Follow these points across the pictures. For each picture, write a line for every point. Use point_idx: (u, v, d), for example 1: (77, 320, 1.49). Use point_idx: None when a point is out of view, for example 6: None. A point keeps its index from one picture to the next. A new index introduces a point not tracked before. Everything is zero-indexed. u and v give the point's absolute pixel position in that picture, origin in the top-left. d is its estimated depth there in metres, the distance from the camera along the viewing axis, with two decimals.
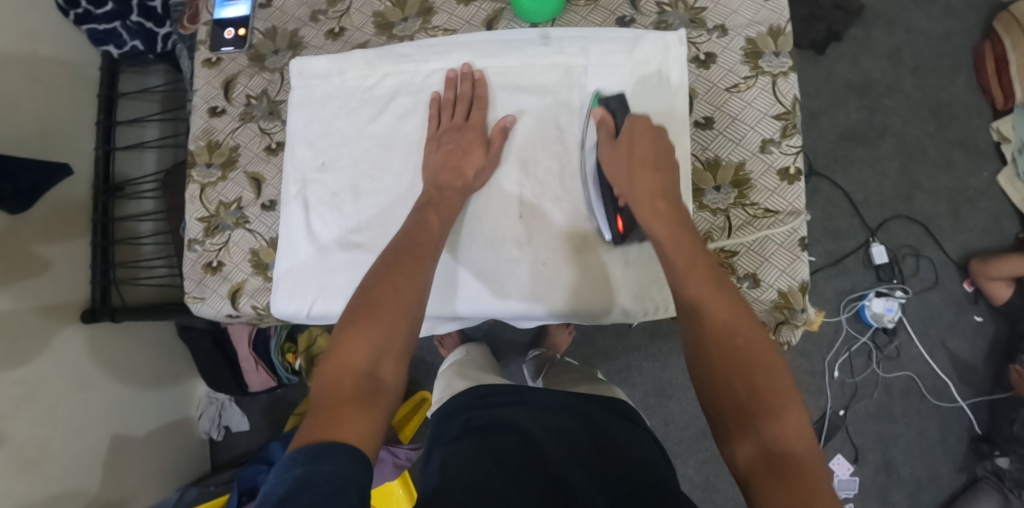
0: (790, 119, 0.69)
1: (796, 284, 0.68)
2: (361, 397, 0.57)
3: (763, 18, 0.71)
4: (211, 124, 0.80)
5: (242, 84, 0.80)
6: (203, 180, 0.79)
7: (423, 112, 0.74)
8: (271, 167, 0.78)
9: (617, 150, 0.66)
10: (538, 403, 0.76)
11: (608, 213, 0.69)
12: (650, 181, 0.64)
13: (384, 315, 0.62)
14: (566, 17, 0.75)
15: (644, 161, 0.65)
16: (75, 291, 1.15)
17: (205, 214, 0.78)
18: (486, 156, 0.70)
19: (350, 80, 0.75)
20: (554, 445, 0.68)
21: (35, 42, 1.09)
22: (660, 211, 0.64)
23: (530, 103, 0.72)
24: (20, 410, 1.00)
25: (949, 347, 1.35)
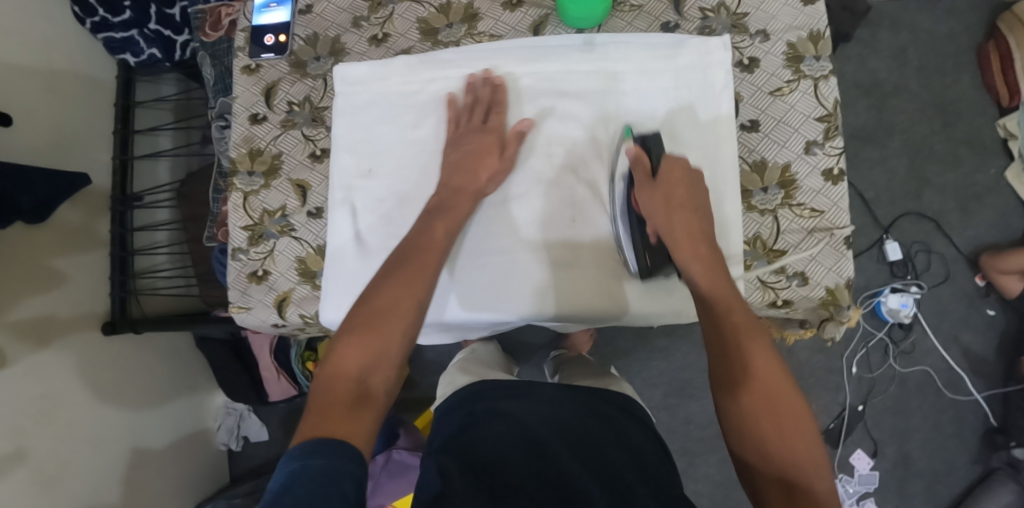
0: (833, 121, 0.69)
1: (842, 282, 0.68)
2: (352, 401, 0.57)
3: (802, 22, 0.71)
4: (252, 132, 0.78)
5: (283, 91, 0.79)
6: (246, 189, 0.78)
7: (470, 117, 0.73)
8: (317, 175, 0.77)
9: (654, 195, 0.66)
10: (536, 396, 0.80)
11: (637, 246, 0.69)
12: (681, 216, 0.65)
13: (382, 325, 0.62)
14: (610, 23, 0.74)
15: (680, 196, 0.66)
16: (93, 303, 1.13)
17: (249, 223, 0.77)
18: (500, 159, 0.70)
19: (393, 88, 0.75)
20: (552, 436, 0.71)
21: (49, 50, 1.08)
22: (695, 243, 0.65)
23: (569, 107, 0.71)
24: (40, 426, 0.99)
25: (961, 340, 1.37)
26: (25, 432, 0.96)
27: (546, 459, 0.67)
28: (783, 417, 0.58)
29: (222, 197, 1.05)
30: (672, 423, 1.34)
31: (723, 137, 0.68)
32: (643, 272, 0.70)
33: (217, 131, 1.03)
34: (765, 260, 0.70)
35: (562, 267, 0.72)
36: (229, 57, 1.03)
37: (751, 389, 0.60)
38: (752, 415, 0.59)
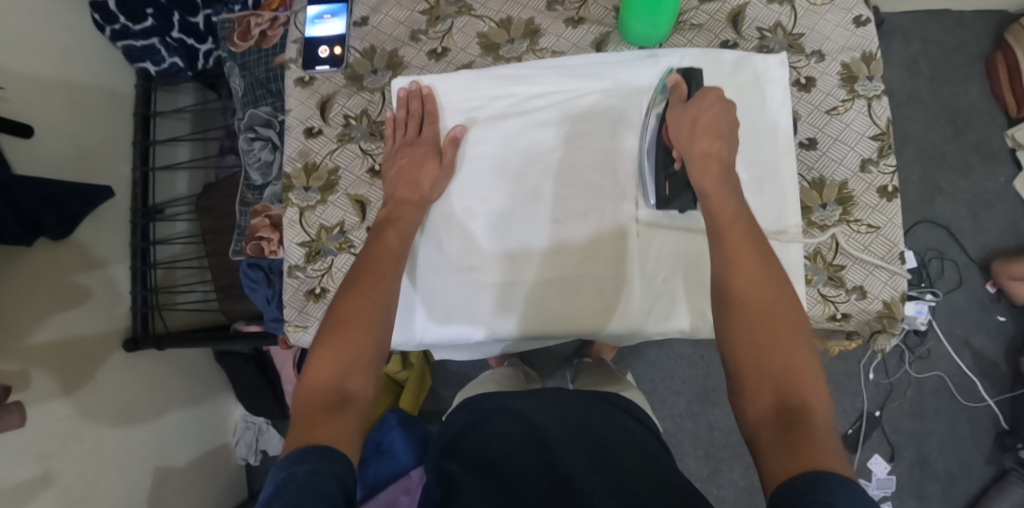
0: (887, 140, 0.71)
1: (897, 296, 0.70)
2: (331, 407, 0.57)
3: (855, 44, 0.72)
4: (307, 146, 0.77)
5: (339, 104, 0.78)
6: (302, 204, 0.76)
7: (532, 132, 0.72)
8: (376, 190, 0.76)
9: (684, 116, 0.65)
10: (544, 395, 0.82)
11: (659, 177, 0.68)
12: (709, 143, 0.64)
13: (350, 328, 0.62)
14: (672, 40, 0.74)
15: (709, 124, 0.64)
16: (116, 320, 1.12)
17: (306, 239, 0.76)
18: (440, 169, 0.72)
19: (453, 101, 0.74)
20: (557, 429, 0.74)
21: (72, 62, 1.07)
22: (712, 177, 0.63)
23: (580, 130, 0.72)
24: (66, 448, 0.98)
25: (974, 344, 1.40)
26: (50, 455, 0.95)
27: (549, 454, 0.69)
28: (774, 314, 0.57)
29: (252, 210, 1.02)
30: (696, 429, 1.35)
31: (783, 155, 0.69)
32: (661, 205, 0.69)
33: (246, 143, 1.02)
34: (824, 274, 0.71)
35: (594, 280, 0.71)
36: (259, 69, 1.02)
37: (741, 307, 0.58)
38: (745, 332, 0.57)
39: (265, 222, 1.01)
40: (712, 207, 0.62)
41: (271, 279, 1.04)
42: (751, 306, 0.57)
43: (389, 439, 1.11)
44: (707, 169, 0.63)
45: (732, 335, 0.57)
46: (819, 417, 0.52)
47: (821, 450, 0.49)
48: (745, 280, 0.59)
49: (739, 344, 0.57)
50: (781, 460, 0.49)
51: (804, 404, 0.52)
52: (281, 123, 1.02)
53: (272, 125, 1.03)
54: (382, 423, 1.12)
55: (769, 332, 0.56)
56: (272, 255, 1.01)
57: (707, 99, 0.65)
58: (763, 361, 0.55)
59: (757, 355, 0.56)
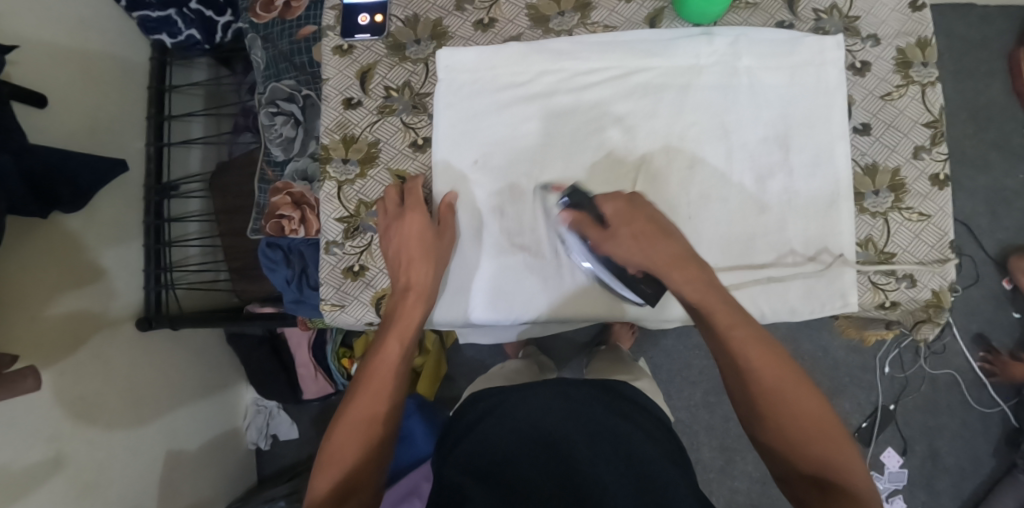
0: (939, 127, 0.70)
1: (946, 285, 0.69)
2: (339, 496, 0.60)
3: (910, 29, 0.71)
4: (346, 117, 0.75)
5: (380, 75, 0.75)
6: (341, 177, 0.75)
7: (585, 110, 0.70)
8: (418, 165, 0.74)
9: (616, 240, 0.65)
10: (551, 382, 0.79)
11: (631, 287, 0.69)
12: (663, 247, 0.64)
13: (361, 410, 0.63)
14: (726, 19, 0.71)
15: (643, 224, 0.65)
16: (129, 299, 1.09)
17: (344, 215, 0.75)
18: (439, 235, 0.70)
19: (482, 79, 0.72)
20: (574, 437, 0.70)
21: (86, 31, 1.03)
22: (688, 269, 0.63)
23: (633, 106, 0.70)
24: (78, 429, 0.96)
25: (990, 339, 1.39)
26: (62, 436, 0.93)
27: (563, 458, 0.68)
28: (785, 384, 0.59)
29: (273, 186, 0.99)
30: (711, 420, 1.35)
31: (836, 138, 0.68)
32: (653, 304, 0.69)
33: (268, 117, 0.99)
34: (874, 262, 0.70)
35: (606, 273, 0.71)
36: (282, 41, 0.99)
37: (755, 379, 0.60)
38: (754, 406, 0.60)
39: (286, 199, 0.97)
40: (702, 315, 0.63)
41: (291, 259, 1.02)
42: (766, 382, 0.59)
43: (409, 425, 1.09)
44: (676, 274, 0.63)
45: (764, 429, 0.60)
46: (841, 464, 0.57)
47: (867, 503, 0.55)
48: (756, 369, 0.60)
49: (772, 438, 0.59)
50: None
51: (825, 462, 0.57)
52: (305, 98, 0.99)
53: (294, 100, 0.99)
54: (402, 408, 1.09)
55: (799, 415, 0.59)
56: (293, 234, 0.97)
57: (616, 208, 0.65)
58: (788, 431, 0.59)
59: (783, 434, 0.59)
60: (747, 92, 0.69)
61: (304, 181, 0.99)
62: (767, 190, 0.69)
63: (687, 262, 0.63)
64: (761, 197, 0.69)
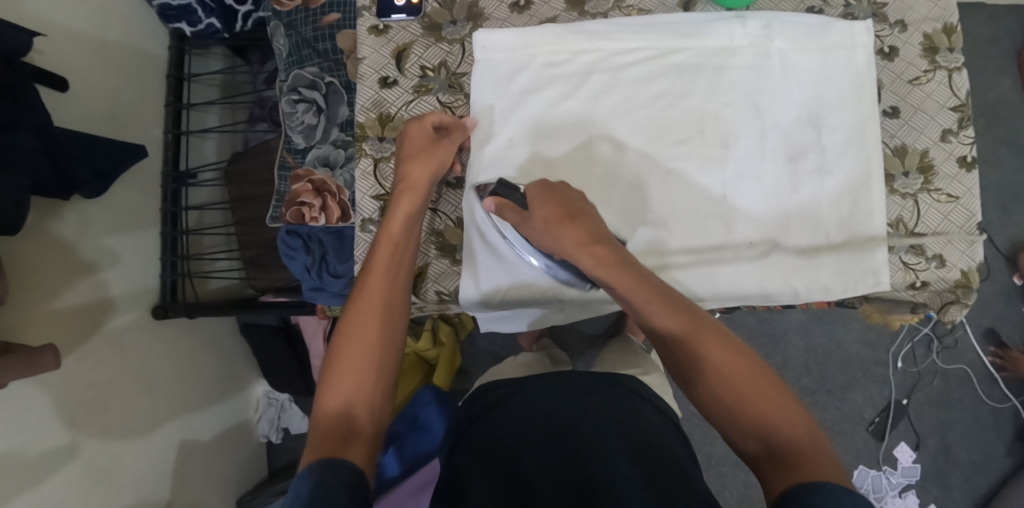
0: (966, 111, 0.70)
1: (975, 266, 0.69)
2: (342, 432, 0.59)
3: (936, 15, 0.72)
4: (382, 96, 0.75)
5: (416, 54, 0.76)
6: (376, 154, 0.76)
7: (621, 91, 0.71)
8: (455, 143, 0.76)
9: (533, 217, 0.66)
10: (566, 381, 0.77)
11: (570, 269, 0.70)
12: (574, 230, 0.64)
13: (357, 325, 0.65)
14: (758, 4, 0.72)
15: (557, 207, 0.65)
16: (145, 286, 1.09)
17: (380, 193, 0.75)
18: (439, 145, 0.72)
19: (519, 56, 0.72)
20: (581, 423, 0.69)
21: (106, 16, 1.03)
22: (601, 253, 0.63)
23: (668, 85, 0.70)
24: (92, 416, 0.95)
25: (1001, 334, 1.39)
26: (76, 423, 0.92)
27: (575, 453, 0.65)
28: (721, 352, 0.59)
29: (291, 175, 0.99)
30: None
31: (867, 119, 0.69)
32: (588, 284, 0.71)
33: (290, 105, 0.99)
34: (905, 242, 0.70)
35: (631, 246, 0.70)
36: (306, 27, 0.99)
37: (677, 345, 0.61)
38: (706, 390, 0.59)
39: (307, 187, 0.97)
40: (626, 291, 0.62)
41: (310, 247, 1.01)
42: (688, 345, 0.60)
43: (426, 415, 1.09)
44: (594, 250, 0.63)
45: (706, 400, 0.59)
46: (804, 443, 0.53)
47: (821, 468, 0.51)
48: (679, 341, 0.61)
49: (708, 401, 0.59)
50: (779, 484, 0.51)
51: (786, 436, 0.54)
52: (327, 85, 0.98)
53: (316, 87, 0.98)
54: (418, 398, 1.10)
55: (753, 383, 0.57)
56: (314, 221, 0.98)
57: (529, 193, 0.67)
58: (734, 402, 0.57)
59: (738, 402, 0.57)
60: (780, 74, 0.69)
61: (326, 168, 0.99)
62: (800, 170, 0.69)
63: (596, 239, 0.64)
64: (794, 179, 0.69)
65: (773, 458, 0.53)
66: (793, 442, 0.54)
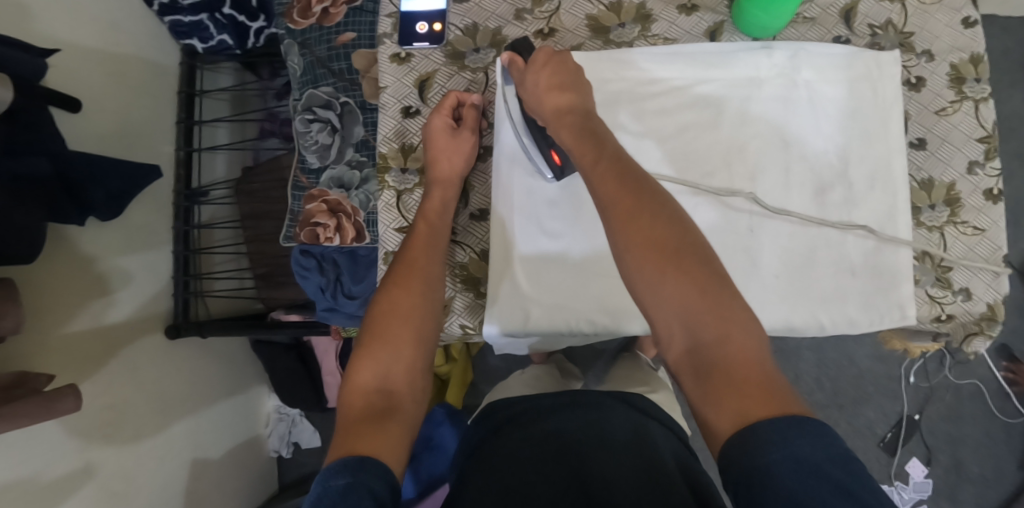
0: (992, 142, 0.70)
1: (1000, 298, 0.69)
2: (374, 415, 0.59)
3: (962, 45, 0.71)
4: (404, 126, 0.78)
5: (438, 83, 0.78)
6: (399, 186, 0.78)
7: (648, 121, 0.70)
8: (478, 175, 0.80)
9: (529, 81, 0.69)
10: (573, 400, 0.74)
11: (543, 149, 0.73)
12: (560, 100, 0.66)
13: (395, 302, 0.67)
14: (785, 32, 0.72)
15: (550, 76, 0.68)
16: (157, 305, 1.08)
17: (403, 225, 0.77)
18: (459, 133, 0.75)
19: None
20: (585, 439, 0.66)
21: (118, 34, 1.02)
22: (566, 121, 0.65)
23: (692, 118, 0.70)
24: (106, 438, 0.94)
25: (1014, 349, 1.38)
26: (91, 445, 0.91)
27: (575, 467, 0.63)
28: (654, 222, 0.56)
29: (308, 194, 0.98)
30: None
31: (893, 152, 0.68)
32: (558, 175, 0.74)
33: (303, 124, 0.98)
34: (931, 275, 0.70)
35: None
36: (320, 47, 0.98)
37: (616, 209, 0.57)
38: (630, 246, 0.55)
39: (321, 207, 0.96)
40: (576, 157, 0.63)
41: (323, 267, 1.00)
42: (622, 205, 0.57)
43: (440, 434, 1.07)
44: (561, 120, 0.65)
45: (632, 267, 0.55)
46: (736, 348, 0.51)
47: (770, 402, 0.49)
48: (614, 201, 0.57)
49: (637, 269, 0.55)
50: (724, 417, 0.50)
51: (720, 337, 0.52)
52: (341, 105, 0.98)
53: (331, 107, 0.98)
54: (432, 416, 1.09)
55: (683, 266, 0.54)
56: (327, 242, 0.96)
57: (536, 58, 0.69)
58: (663, 277, 0.54)
59: (682, 292, 0.53)
60: (807, 105, 0.69)
61: (340, 189, 0.98)
62: (828, 204, 0.68)
63: (572, 110, 0.65)
64: (823, 211, 0.68)
65: (706, 375, 0.51)
66: (727, 341, 0.52)
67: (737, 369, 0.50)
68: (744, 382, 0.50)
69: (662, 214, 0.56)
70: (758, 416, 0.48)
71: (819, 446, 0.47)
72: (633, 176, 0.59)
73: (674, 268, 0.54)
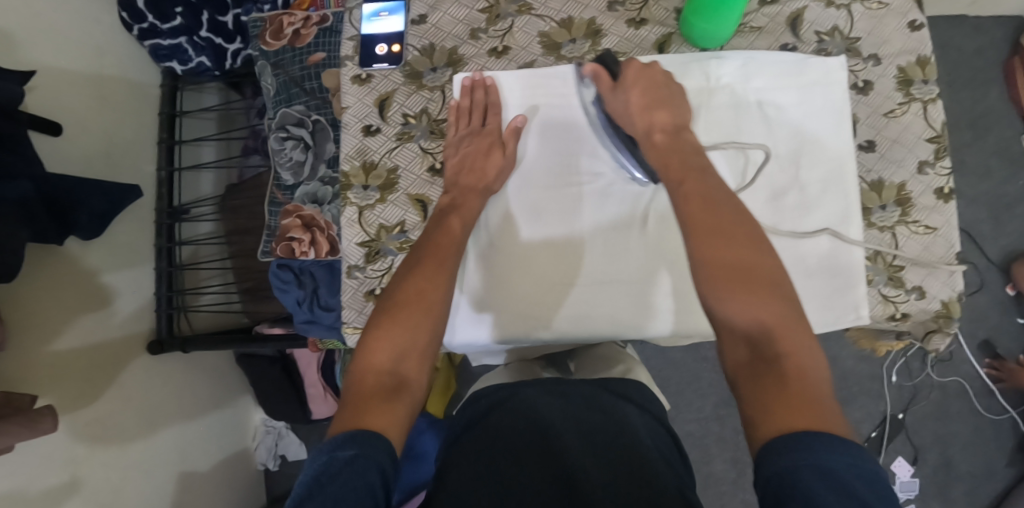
0: (942, 142, 0.71)
1: (954, 296, 0.70)
2: (385, 394, 0.59)
3: (910, 48, 0.73)
4: (366, 144, 0.80)
5: (398, 103, 0.81)
6: (361, 203, 0.80)
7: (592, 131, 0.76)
8: (437, 189, 0.79)
9: (618, 100, 0.71)
10: (558, 391, 0.74)
11: (640, 161, 0.73)
12: (653, 117, 0.69)
13: (419, 290, 0.66)
14: (733, 43, 0.74)
15: (642, 95, 0.70)
16: (141, 321, 1.10)
17: (366, 238, 0.79)
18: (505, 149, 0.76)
19: (574, 103, 0.77)
20: (567, 428, 0.66)
21: (101, 58, 1.05)
22: (658, 143, 0.68)
23: None
24: (93, 452, 0.96)
25: (998, 346, 1.39)
26: (78, 460, 0.93)
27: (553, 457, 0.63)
28: (733, 235, 0.59)
29: (284, 209, 1.01)
30: (723, 433, 1.36)
31: (844, 156, 0.70)
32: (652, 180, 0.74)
33: (278, 142, 1.01)
34: (885, 275, 0.71)
35: (613, 286, 0.76)
36: (293, 67, 1.01)
37: (696, 222, 0.60)
38: (710, 253, 0.58)
39: (297, 222, 0.99)
40: (665, 174, 0.65)
41: (302, 281, 1.01)
42: (691, 222, 0.60)
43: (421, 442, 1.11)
44: (654, 140, 0.68)
45: (702, 272, 0.58)
46: (802, 365, 0.53)
47: (809, 416, 0.49)
48: (693, 216, 0.61)
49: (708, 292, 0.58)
50: (772, 423, 0.50)
51: (784, 353, 0.53)
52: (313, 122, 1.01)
53: (304, 125, 1.01)
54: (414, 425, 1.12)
55: (761, 275, 0.57)
56: (304, 256, 0.99)
57: (630, 73, 0.71)
58: (742, 290, 0.56)
59: (750, 303, 0.56)
60: (759, 115, 0.71)
61: (314, 204, 1.00)
62: (782, 208, 0.70)
63: (667, 130, 0.68)
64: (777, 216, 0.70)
65: (758, 376, 0.53)
66: (791, 356, 0.53)
67: (791, 380, 0.52)
68: (793, 390, 0.51)
69: (732, 236, 0.59)
70: (792, 428, 0.48)
71: (853, 460, 0.46)
72: (726, 197, 0.62)
73: (741, 288, 0.56)
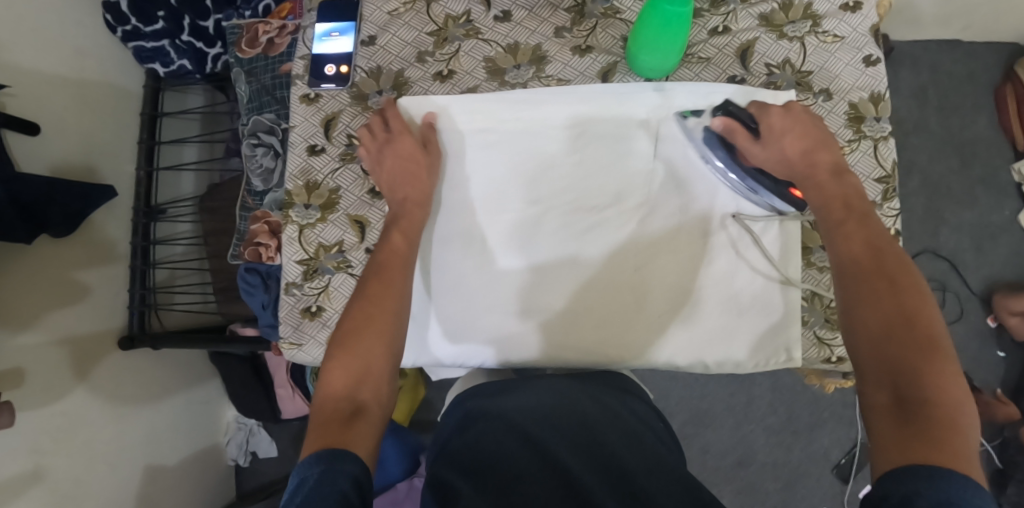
0: (890, 183, 0.72)
1: None
2: (343, 417, 0.60)
3: (864, 84, 0.74)
4: (309, 163, 0.83)
5: (343, 123, 0.83)
6: (302, 221, 0.82)
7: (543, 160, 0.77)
8: (375, 211, 0.81)
9: (774, 137, 0.68)
10: (543, 385, 0.71)
11: (782, 190, 0.70)
12: (817, 159, 0.66)
13: (364, 311, 0.67)
14: (679, 73, 0.76)
15: (799, 138, 0.67)
16: (114, 318, 1.12)
17: (304, 257, 0.81)
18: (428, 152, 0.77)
19: (513, 130, 0.77)
20: (559, 423, 0.64)
21: (82, 60, 1.07)
22: (821, 184, 0.65)
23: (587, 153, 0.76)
24: (58, 444, 0.98)
25: (975, 378, 1.36)
26: (42, 452, 0.95)
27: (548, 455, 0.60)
28: (900, 286, 0.57)
29: (252, 215, 1.02)
30: (689, 452, 1.37)
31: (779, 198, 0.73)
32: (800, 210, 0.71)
33: (248, 147, 1.01)
34: (821, 316, 0.74)
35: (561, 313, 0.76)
36: (266, 75, 1.03)
37: (855, 273, 0.59)
38: (870, 309, 0.57)
39: (264, 227, 0.99)
40: (828, 220, 0.64)
41: (269, 284, 1.03)
42: (861, 274, 0.59)
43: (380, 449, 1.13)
44: (814, 182, 0.66)
45: (862, 319, 0.57)
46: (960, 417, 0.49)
47: (941, 456, 0.47)
48: (862, 266, 0.59)
49: (862, 334, 0.56)
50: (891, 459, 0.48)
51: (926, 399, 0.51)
52: (282, 130, 1.00)
53: (274, 132, 1.01)
54: None
55: (925, 328, 0.54)
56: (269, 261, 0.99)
57: (779, 118, 0.68)
58: (907, 343, 0.54)
59: (896, 355, 0.53)
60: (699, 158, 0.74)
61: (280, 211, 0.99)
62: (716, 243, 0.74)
63: (832, 173, 0.65)
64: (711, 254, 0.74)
65: (902, 421, 0.50)
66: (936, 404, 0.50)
67: (941, 431, 0.48)
68: (935, 437, 0.48)
69: (904, 287, 0.57)
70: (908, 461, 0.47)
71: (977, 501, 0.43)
72: (890, 246, 0.60)
73: (902, 336, 0.54)
